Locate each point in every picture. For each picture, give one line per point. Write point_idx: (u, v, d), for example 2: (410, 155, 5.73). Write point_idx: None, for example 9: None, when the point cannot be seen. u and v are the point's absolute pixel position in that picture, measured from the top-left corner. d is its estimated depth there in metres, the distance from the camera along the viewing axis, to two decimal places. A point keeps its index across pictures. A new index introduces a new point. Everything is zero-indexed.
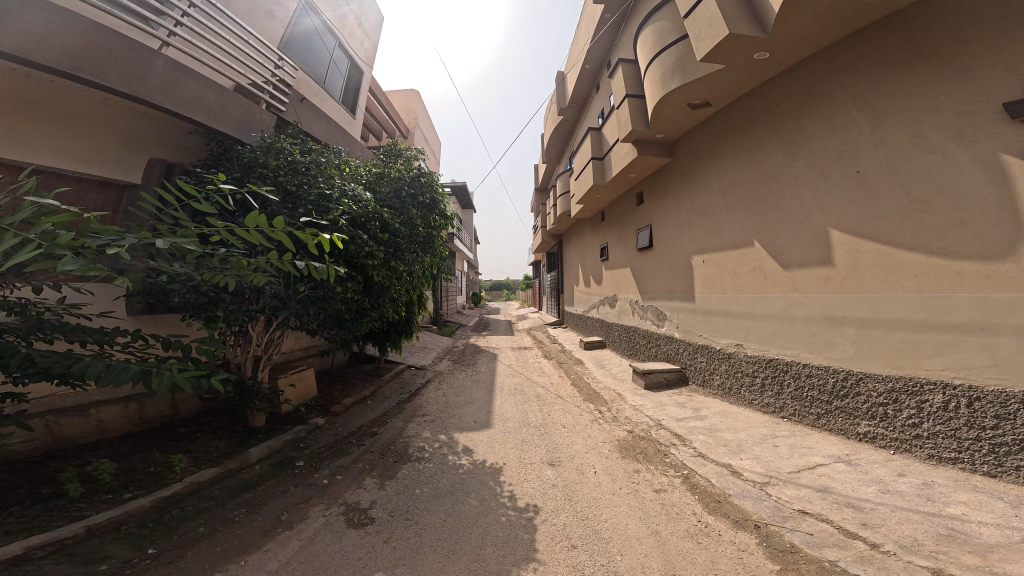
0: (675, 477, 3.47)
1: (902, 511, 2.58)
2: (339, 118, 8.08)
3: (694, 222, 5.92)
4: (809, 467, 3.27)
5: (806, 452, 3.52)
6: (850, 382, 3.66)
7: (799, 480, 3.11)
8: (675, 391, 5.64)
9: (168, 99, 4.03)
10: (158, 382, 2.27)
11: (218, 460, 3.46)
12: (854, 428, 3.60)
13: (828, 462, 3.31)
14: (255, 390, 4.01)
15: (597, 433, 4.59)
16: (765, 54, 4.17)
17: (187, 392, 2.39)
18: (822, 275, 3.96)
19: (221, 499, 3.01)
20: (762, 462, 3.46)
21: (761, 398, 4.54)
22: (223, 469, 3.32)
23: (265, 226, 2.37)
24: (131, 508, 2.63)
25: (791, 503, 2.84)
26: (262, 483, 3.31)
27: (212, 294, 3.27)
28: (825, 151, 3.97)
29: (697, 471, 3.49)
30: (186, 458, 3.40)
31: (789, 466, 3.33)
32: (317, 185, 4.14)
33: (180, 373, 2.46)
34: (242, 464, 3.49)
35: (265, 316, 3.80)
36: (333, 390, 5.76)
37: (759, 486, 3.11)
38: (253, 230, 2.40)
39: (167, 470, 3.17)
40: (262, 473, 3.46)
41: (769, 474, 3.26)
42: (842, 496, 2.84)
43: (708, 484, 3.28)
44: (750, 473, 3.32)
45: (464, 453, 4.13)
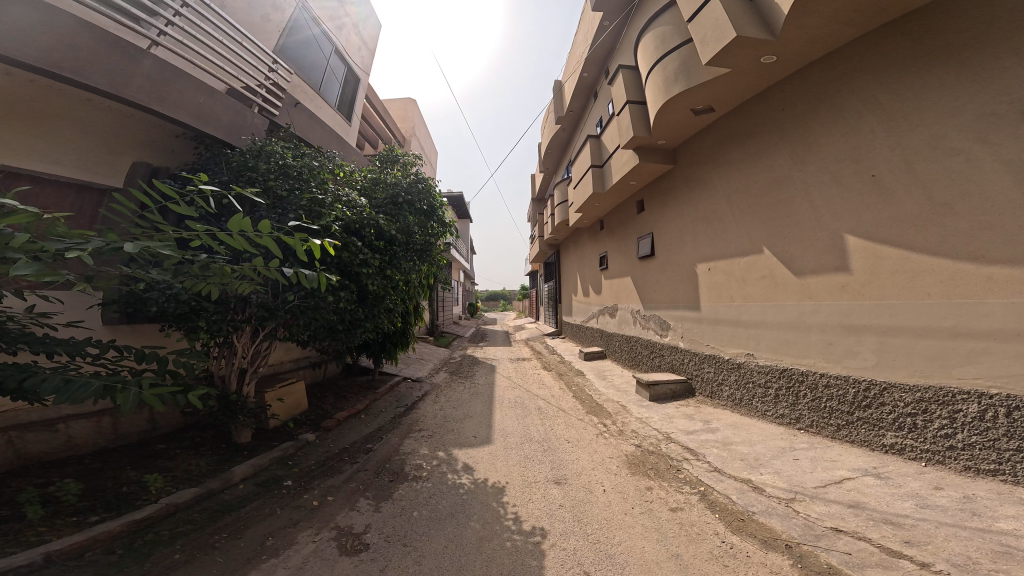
0: (692, 494, 3.27)
1: (948, 527, 2.43)
2: (337, 126, 7.96)
3: (698, 229, 5.77)
4: (836, 482, 3.08)
5: (830, 465, 3.33)
6: (874, 393, 3.47)
7: (828, 496, 2.92)
8: (682, 403, 5.44)
9: (153, 100, 3.86)
10: (122, 402, 2.06)
11: (200, 479, 3.22)
12: (879, 440, 3.41)
13: (854, 476, 3.13)
14: (241, 405, 3.76)
15: (603, 448, 4.38)
16: (772, 58, 4.09)
17: (157, 411, 2.16)
18: (838, 282, 3.80)
19: (200, 522, 2.77)
20: (784, 477, 3.27)
21: (776, 410, 4.35)
22: (203, 489, 3.07)
23: (251, 230, 2.19)
24: (96, 532, 2.38)
25: (822, 521, 2.68)
26: (247, 505, 3.07)
27: (196, 303, 3.07)
28: (837, 156, 3.85)
29: (715, 488, 3.29)
30: (163, 477, 3.14)
31: (814, 481, 3.15)
32: (310, 190, 3.94)
33: (150, 390, 2.23)
34: (226, 484, 3.25)
35: (252, 326, 3.56)
36: (324, 404, 5.49)
37: (784, 503, 2.93)
38: (236, 235, 2.22)
39: (141, 491, 2.92)
40: (247, 494, 3.22)
41: (793, 490, 3.07)
42: (877, 512, 2.68)
43: (728, 501, 3.09)
44: (773, 489, 3.12)
45: (464, 472, 3.89)
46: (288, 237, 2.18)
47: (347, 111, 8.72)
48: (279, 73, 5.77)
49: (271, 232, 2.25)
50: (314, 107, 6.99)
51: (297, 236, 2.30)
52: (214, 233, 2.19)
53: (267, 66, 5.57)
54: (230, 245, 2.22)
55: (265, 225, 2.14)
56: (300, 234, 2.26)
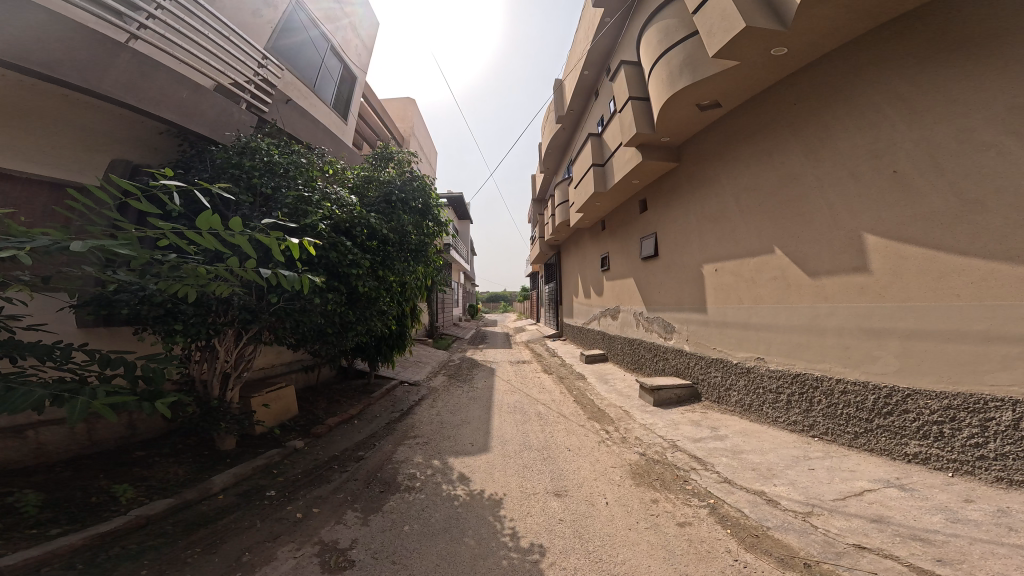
0: (700, 507, 3.07)
1: (983, 544, 2.25)
2: (333, 124, 7.81)
3: (705, 229, 5.56)
4: (856, 494, 2.88)
5: (848, 476, 3.13)
6: (895, 400, 3.27)
7: (848, 510, 2.72)
8: (687, 409, 5.23)
9: (132, 95, 3.72)
10: (68, 413, 1.89)
11: (176, 489, 3.03)
12: (901, 449, 3.21)
13: (876, 488, 2.93)
14: (223, 411, 3.55)
15: (605, 457, 4.17)
16: (782, 50, 3.89)
17: (109, 422, 1.97)
18: (856, 284, 3.58)
19: (173, 535, 2.58)
20: (800, 489, 3.07)
21: (787, 416, 4.14)
22: (178, 500, 2.88)
23: (223, 228, 2.01)
24: (56, 546, 2.20)
25: (844, 537, 2.48)
26: (225, 516, 2.88)
27: (172, 304, 2.88)
28: (855, 151, 3.65)
29: (726, 500, 3.08)
30: (136, 487, 2.95)
31: (832, 493, 2.94)
32: (296, 188, 3.76)
33: (102, 399, 2.04)
34: (203, 494, 3.06)
35: (234, 329, 3.36)
36: (315, 409, 5.29)
37: (801, 517, 2.73)
38: (207, 234, 2.04)
39: (111, 502, 2.73)
40: (225, 505, 3.03)
41: (810, 503, 2.87)
42: (904, 526, 2.49)
43: (740, 515, 2.88)
44: (789, 502, 2.92)
45: (460, 483, 3.69)
46: (263, 236, 2.00)
47: (344, 109, 8.55)
48: (269, 68, 5.61)
49: (246, 231, 2.07)
50: (309, 104, 6.83)
51: (273, 234, 2.12)
52: (181, 231, 2.01)
53: (256, 61, 5.41)
54: (200, 244, 2.03)
55: (237, 222, 1.95)
56: (276, 232, 2.09)
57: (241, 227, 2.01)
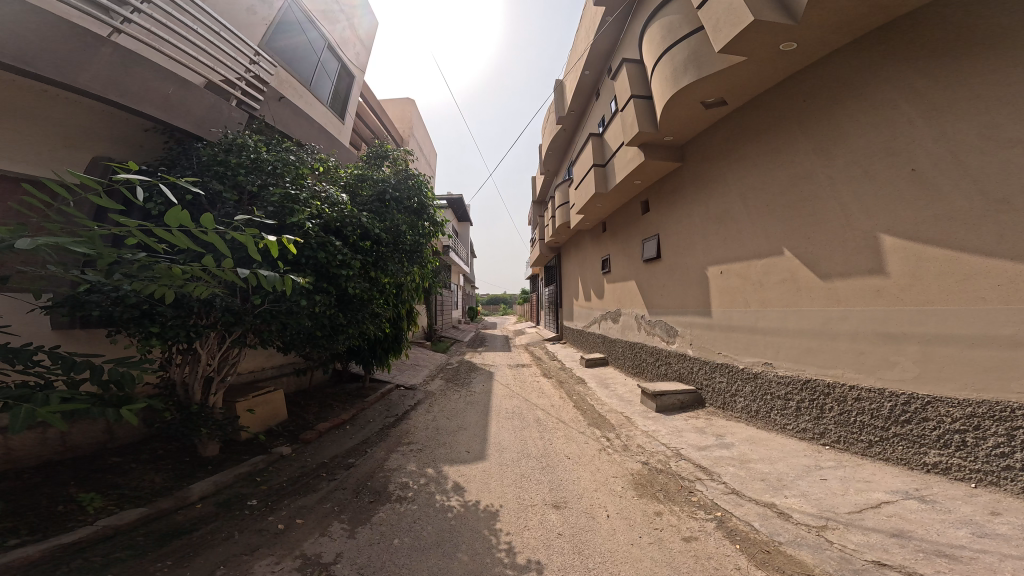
0: (707, 520, 2.89)
1: (1014, 561, 2.09)
2: (330, 124, 7.67)
3: (710, 230, 5.39)
4: (873, 506, 2.71)
5: (863, 487, 2.96)
6: (914, 407, 3.11)
7: (866, 524, 2.55)
8: (691, 415, 5.06)
9: (112, 90, 3.60)
10: (9, 419, 1.73)
11: (149, 498, 2.87)
12: (920, 458, 3.05)
13: (894, 500, 2.75)
14: (206, 417, 3.36)
15: (606, 466, 4.00)
16: (792, 45, 3.75)
17: (55, 429, 1.82)
18: (872, 286, 3.41)
19: (142, 547, 2.41)
20: (812, 501, 2.89)
21: (797, 424, 3.98)
22: (151, 510, 2.72)
23: (193, 225, 1.87)
24: (11, 559, 2.04)
25: (862, 553, 2.31)
26: (201, 528, 2.72)
27: (147, 304, 2.72)
28: (869, 149, 3.50)
29: (734, 513, 2.91)
30: (106, 495, 2.79)
31: (847, 506, 2.77)
32: (282, 186, 3.60)
33: (51, 405, 1.89)
34: (179, 504, 2.90)
35: (217, 332, 3.20)
36: (306, 414, 5.11)
37: (815, 531, 2.56)
38: (177, 232, 1.90)
39: (77, 511, 2.57)
40: (203, 515, 2.86)
41: (824, 516, 2.70)
42: (926, 542, 2.32)
43: (749, 529, 2.71)
44: (801, 514, 2.75)
45: (454, 493, 3.52)
46: (237, 234, 1.87)
47: (342, 109, 8.41)
48: (261, 65, 5.49)
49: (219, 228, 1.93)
50: (305, 103, 6.70)
51: (249, 232, 1.99)
52: (148, 228, 1.87)
53: (248, 58, 5.29)
54: (169, 243, 1.90)
55: (208, 219, 1.82)
56: (252, 229, 1.95)
57: (212, 224, 1.87)
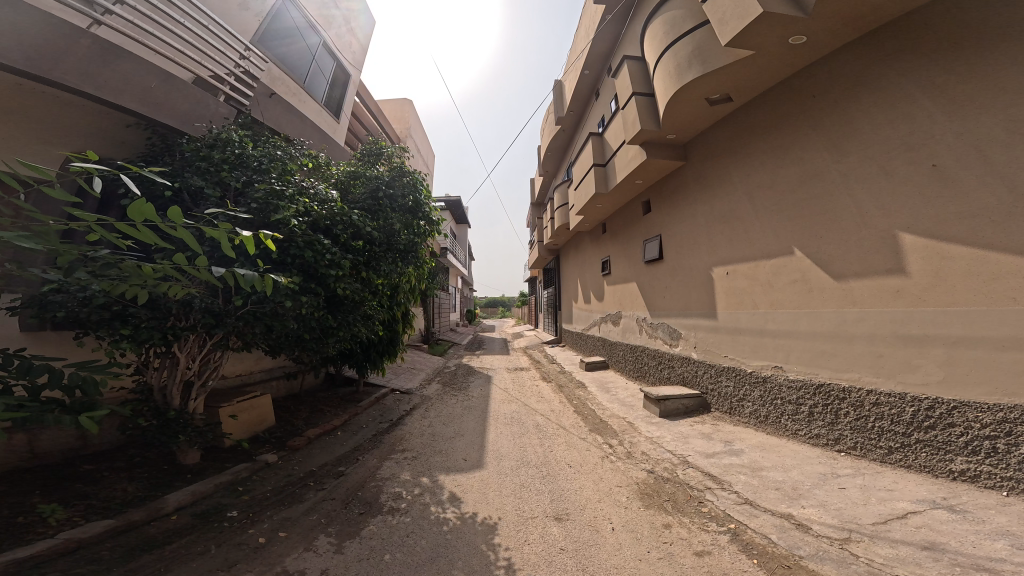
0: (720, 533, 2.72)
1: None
2: (323, 122, 7.45)
3: (715, 230, 5.23)
4: (899, 517, 2.54)
5: (886, 497, 2.79)
6: (939, 412, 2.95)
7: (892, 536, 2.39)
8: (697, 420, 4.89)
9: (89, 84, 3.42)
10: None
11: (119, 509, 2.70)
12: (945, 465, 2.89)
13: (921, 510, 2.59)
14: (185, 423, 3.19)
15: (610, 475, 3.82)
16: (801, 38, 3.61)
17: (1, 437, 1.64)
18: (891, 287, 3.25)
19: (108, 564, 2.25)
20: (832, 511, 2.72)
21: (809, 429, 3.81)
22: (119, 522, 2.56)
23: (159, 220, 1.72)
24: None
25: (891, 568, 2.14)
26: (174, 542, 2.55)
27: (119, 305, 2.56)
28: (885, 145, 3.36)
29: (749, 525, 2.73)
30: (72, 507, 2.63)
31: (870, 516, 2.60)
32: (268, 182, 3.43)
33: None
34: (152, 516, 2.73)
35: (197, 334, 3.02)
36: (296, 420, 4.92)
37: (838, 544, 2.39)
38: (142, 227, 1.74)
39: (37, 524, 2.41)
40: (178, 528, 2.69)
41: (846, 528, 2.53)
42: (962, 555, 2.16)
43: (766, 542, 2.54)
44: (821, 526, 2.58)
45: (450, 504, 3.32)
46: (209, 229, 1.72)
47: (337, 107, 8.20)
48: (251, 60, 5.34)
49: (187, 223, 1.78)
50: (297, 101, 6.49)
51: (224, 227, 1.84)
52: (110, 223, 1.72)
53: (238, 53, 5.14)
54: (136, 240, 1.74)
55: (176, 212, 1.66)
56: (225, 223, 1.80)
57: (181, 218, 1.72)
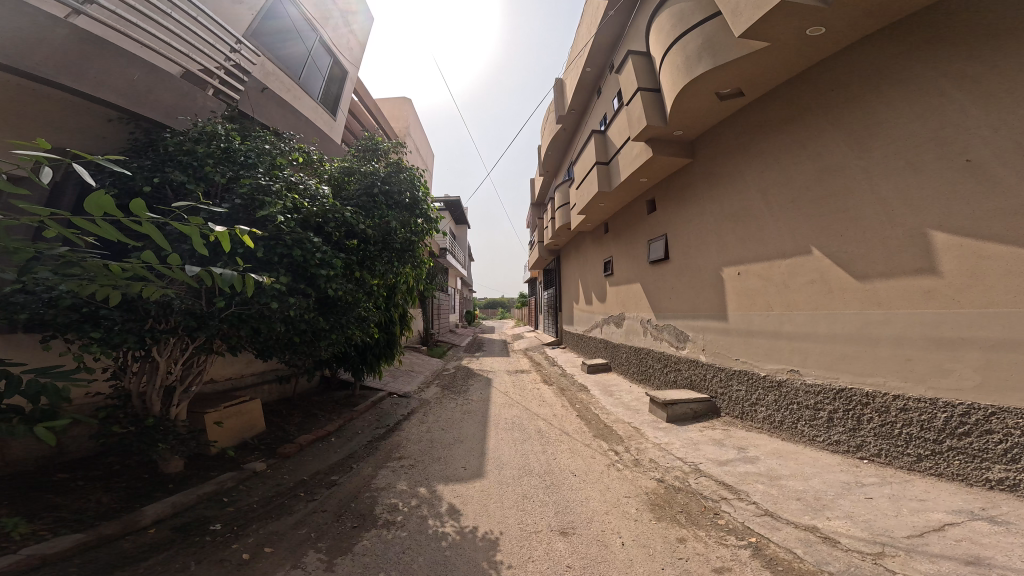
0: (740, 547, 2.52)
1: None
2: (319, 119, 7.25)
3: (725, 229, 5.05)
4: (936, 529, 2.36)
5: (918, 507, 2.61)
6: (974, 418, 2.77)
7: (931, 550, 2.20)
8: (706, 425, 4.70)
9: (68, 77, 3.24)
10: None
11: (92, 522, 2.51)
12: (982, 473, 2.72)
13: (959, 522, 2.41)
14: (166, 430, 3.01)
15: (618, 484, 3.62)
16: (819, 30, 3.43)
17: None
18: (919, 288, 3.08)
19: None
20: (861, 523, 2.53)
21: (829, 436, 3.63)
22: (91, 536, 2.37)
23: (122, 214, 1.58)
24: None
25: None
26: (151, 558, 2.36)
27: (89, 306, 2.40)
28: (913, 140, 3.18)
29: (770, 538, 2.55)
30: (41, 520, 2.44)
31: (903, 529, 2.41)
32: (254, 177, 3.24)
33: None
34: (126, 529, 2.54)
35: (179, 337, 2.84)
36: (287, 426, 4.71)
37: (871, 559, 2.21)
38: (103, 221, 1.59)
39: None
40: (156, 543, 2.50)
41: (878, 541, 2.34)
42: (1012, 571, 1.98)
43: (792, 557, 2.35)
44: (851, 540, 2.39)
45: (449, 517, 3.12)
46: (178, 224, 1.57)
47: (334, 104, 7.99)
48: (243, 54, 5.15)
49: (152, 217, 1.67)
50: (291, 97, 6.30)
51: (196, 222, 1.70)
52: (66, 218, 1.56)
53: (228, 46, 4.95)
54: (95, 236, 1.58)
55: (140, 205, 1.53)
56: (197, 218, 1.66)
57: (146, 212, 1.59)
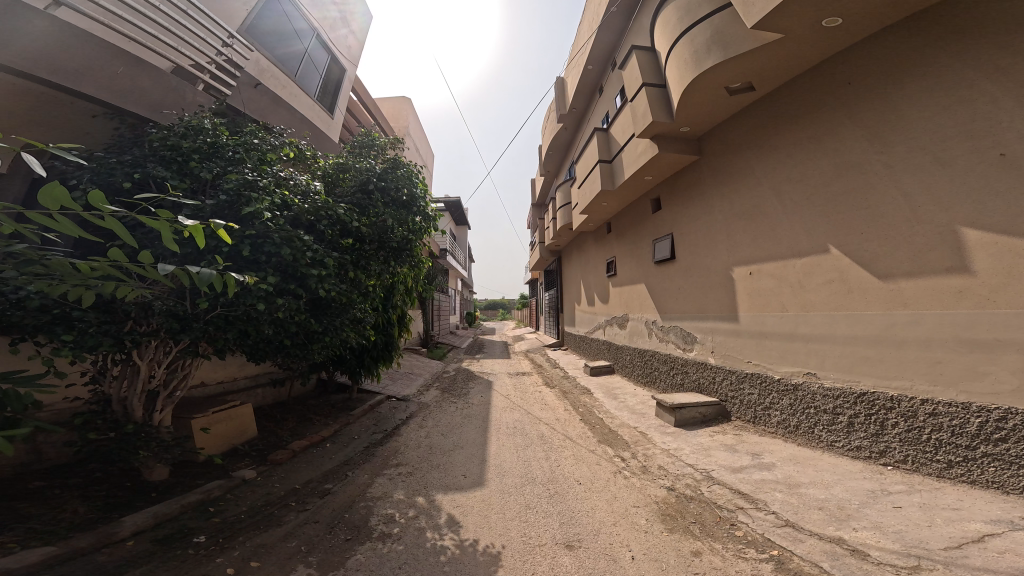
0: (761, 561, 2.35)
1: None
2: (317, 118, 6.97)
3: (736, 227, 4.88)
4: (975, 541, 2.20)
5: (953, 517, 2.44)
6: (1013, 423, 2.60)
7: (972, 563, 2.04)
8: (716, 430, 4.53)
9: (43, 68, 3.13)
10: None
11: (65, 534, 2.34)
12: (1020, 482, 2.55)
13: (999, 533, 2.25)
14: (148, 437, 2.85)
15: (626, 492, 3.45)
16: (836, 21, 3.28)
17: None
18: (950, 288, 2.91)
19: None
20: (891, 534, 2.37)
21: (848, 442, 3.46)
22: (63, 549, 2.20)
23: (80, 207, 1.40)
24: None
25: None
26: (127, 572, 2.19)
27: (62, 305, 2.24)
28: (941, 133, 3.02)
29: (792, 550, 2.39)
30: (10, 533, 2.27)
31: (939, 541, 2.25)
32: (242, 172, 3.09)
33: None
34: (102, 542, 2.36)
35: (162, 338, 2.68)
36: (280, 432, 4.54)
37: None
38: (60, 217, 1.42)
39: None
40: (134, 556, 2.33)
41: (912, 553, 2.17)
42: None
43: (818, 572, 2.19)
44: (882, 553, 2.22)
45: (448, 529, 2.95)
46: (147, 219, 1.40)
47: (332, 103, 7.78)
48: (236, 48, 5.01)
49: (118, 210, 1.48)
50: (288, 93, 6.01)
51: (167, 215, 1.51)
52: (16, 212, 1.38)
53: (220, 40, 4.81)
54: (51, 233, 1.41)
55: (101, 197, 1.36)
56: (167, 211, 1.47)
57: (109, 205, 1.42)
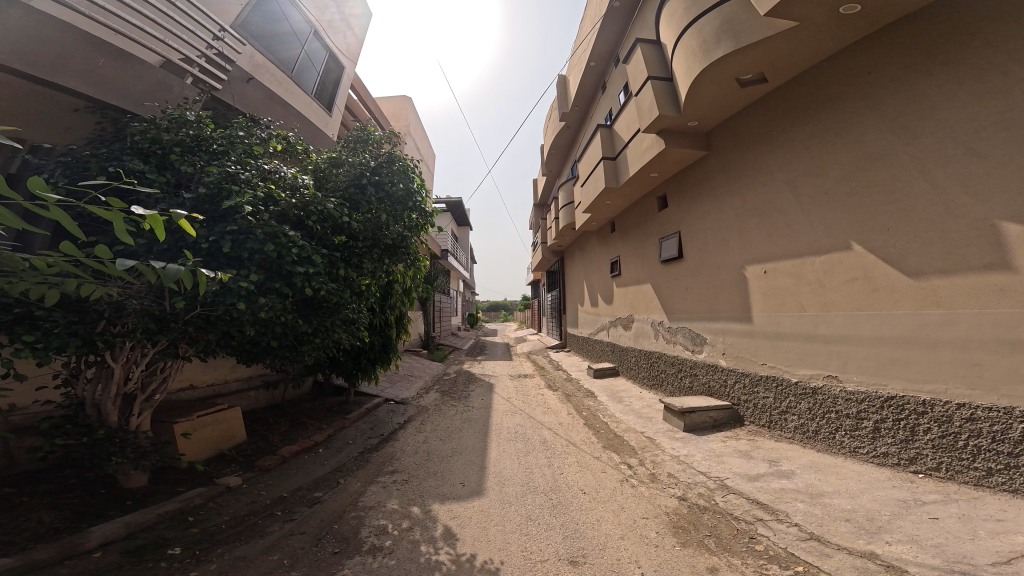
0: None
1: None
2: (314, 115, 6.78)
3: (749, 224, 4.67)
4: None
5: (997, 530, 2.23)
6: None
7: None
8: (728, 436, 4.31)
9: (20, 61, 2.97)
10: None
11: (26, 546, 2.16)
12: None
13: None
14: (126, 442, 2.67)
15: (634, 502, 3.25)
16: (856, 6, 3.08)
17: None
18: (990, 285, 2.71)
19: None
20: (929, 549, 2.16)
21: (874, 448, 3.25)
22: (21, 563, 2.02)
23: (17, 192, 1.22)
24: None
25: None
26: None
27: (22, 302, 2.05)
28: (974, 123, 2.83)
29: (819, 567, 2.19)
30: None
31: (985, 556, 2.04)
32: (224, 166, 2.92)
33: None
34: (66, 553, 2.18)
35: (139, 339, 2.50)
36: (272, 436, 4.35)
37: None
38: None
39: None
40: (101, 570, 2.15)
41: (956, 570, 1.97)
42: None
43: None
44: (922, 570, 2.02)
45: (444, 542, 2.75)
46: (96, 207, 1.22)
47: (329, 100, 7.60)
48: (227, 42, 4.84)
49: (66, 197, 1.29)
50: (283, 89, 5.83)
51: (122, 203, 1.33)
52: None
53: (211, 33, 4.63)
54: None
55: (41, 182, 1.17)
56: (120, 200, 1.29)
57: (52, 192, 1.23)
